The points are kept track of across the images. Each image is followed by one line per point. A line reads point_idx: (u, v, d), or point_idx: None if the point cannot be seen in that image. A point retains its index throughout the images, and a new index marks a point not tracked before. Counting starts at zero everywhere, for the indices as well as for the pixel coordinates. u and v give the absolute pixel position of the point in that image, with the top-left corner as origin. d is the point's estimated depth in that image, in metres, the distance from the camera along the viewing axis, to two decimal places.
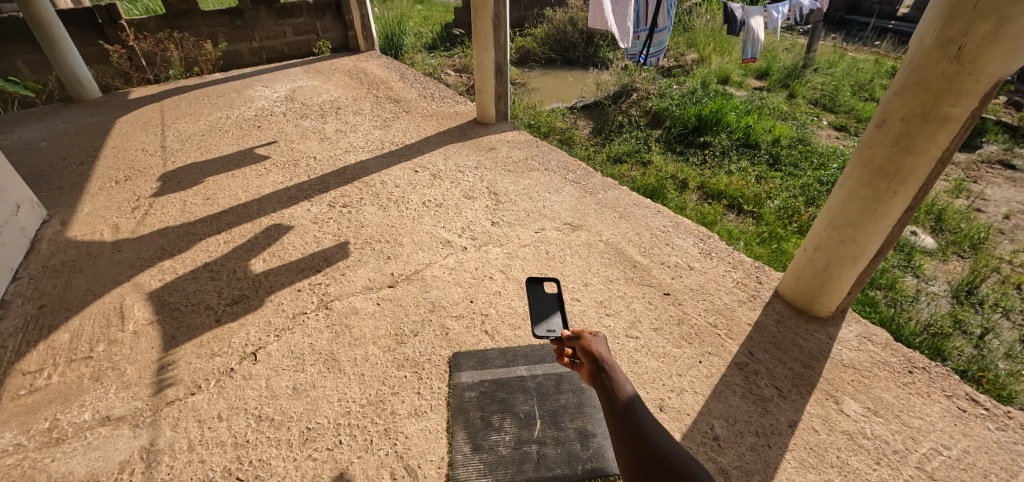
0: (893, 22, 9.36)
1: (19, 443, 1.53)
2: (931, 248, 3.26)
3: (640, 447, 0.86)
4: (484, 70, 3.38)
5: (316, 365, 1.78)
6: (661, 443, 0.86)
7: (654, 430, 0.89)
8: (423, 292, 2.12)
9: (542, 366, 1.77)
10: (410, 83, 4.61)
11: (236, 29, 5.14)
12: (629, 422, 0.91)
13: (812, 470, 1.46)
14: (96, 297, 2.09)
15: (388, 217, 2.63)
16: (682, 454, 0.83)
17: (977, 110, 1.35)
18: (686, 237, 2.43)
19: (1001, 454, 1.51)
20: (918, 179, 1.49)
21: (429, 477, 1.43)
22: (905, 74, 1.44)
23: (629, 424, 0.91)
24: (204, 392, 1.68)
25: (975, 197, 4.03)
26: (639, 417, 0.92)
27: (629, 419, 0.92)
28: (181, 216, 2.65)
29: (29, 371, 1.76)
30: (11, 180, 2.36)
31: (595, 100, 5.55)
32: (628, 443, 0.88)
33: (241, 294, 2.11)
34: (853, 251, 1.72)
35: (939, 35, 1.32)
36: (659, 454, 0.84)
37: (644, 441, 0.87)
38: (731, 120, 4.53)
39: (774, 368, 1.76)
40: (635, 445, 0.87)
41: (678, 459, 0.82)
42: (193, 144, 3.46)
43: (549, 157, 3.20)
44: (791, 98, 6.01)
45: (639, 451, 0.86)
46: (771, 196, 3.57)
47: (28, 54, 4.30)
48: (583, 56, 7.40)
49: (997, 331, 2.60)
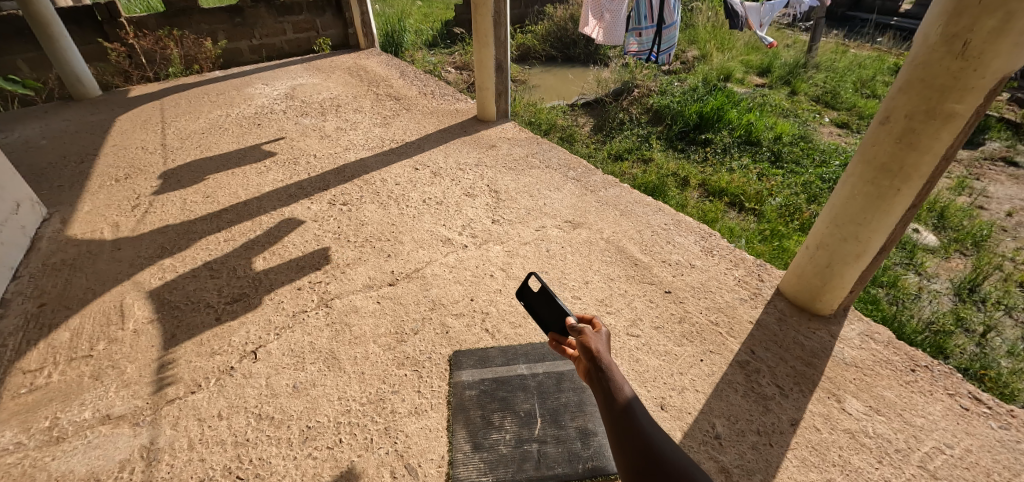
0: (896, 18, 9.30)
1: (20, 442, 1.53)
2: (933, 246, 3.25)
3: (641, 452, 0.87)
4: (484, 67, 3.37)
5: (316, 364, 1.78)
6: (662, 448, 0.87)
7: (655, 434, 0.89)
8: (423, 290, 2.11)
9: (542, 365, 1.77)
10: (410, 80, 4.60)
11: (236, 27, 5.13)
12: (629, 427, 0.91)
13: (814, 468, 1.46)
14: (97, 296, 2.09)
15: (388, 215, 2.62)
16: (683, 460, 0.83)
17: (983, 106, 1.33)
18: (687, 235, 2.42)
19: (1003, 452, 1.51)
20: (922, 176, 1.48)
21: (429, 476, 1.43)
22: (909, 70, 1.43)
23: (630, 429, 0.91)
24: (204, 390, 1.68)
25: (977, 194, 4.01)
26: (638, 421, 0.92)
27: (629, 424, 0.92)
28: (181, 215, 2.64)
29: (30, 369, 1.75)
30: (11, 178, 2.35)
31: (596, 97, 5.53)
32: (630, 449, 0.88)
33: (241, 292, 2.10)
34: (856, 249, 1.71)
35: (944, 30, 1.31)
36: (661, 461, 0.84)
37: (645, 447, 0.87)
38: (732, 117, 4.51)
39: (776, 367, 1.76)
40: (636, 451, 0.87)
41: (680, 465, 0.83)
42: (193, 142, 3.46)
43: (550, 155, 3.19)
44: (793, 94, 5.98)
45: (641, 457, 0.86)
46: (773, 193, 3.56)
47: (27, 52, 4.30)
48: (583, 54, 7.38)
49: (1000, 330, 2.59)
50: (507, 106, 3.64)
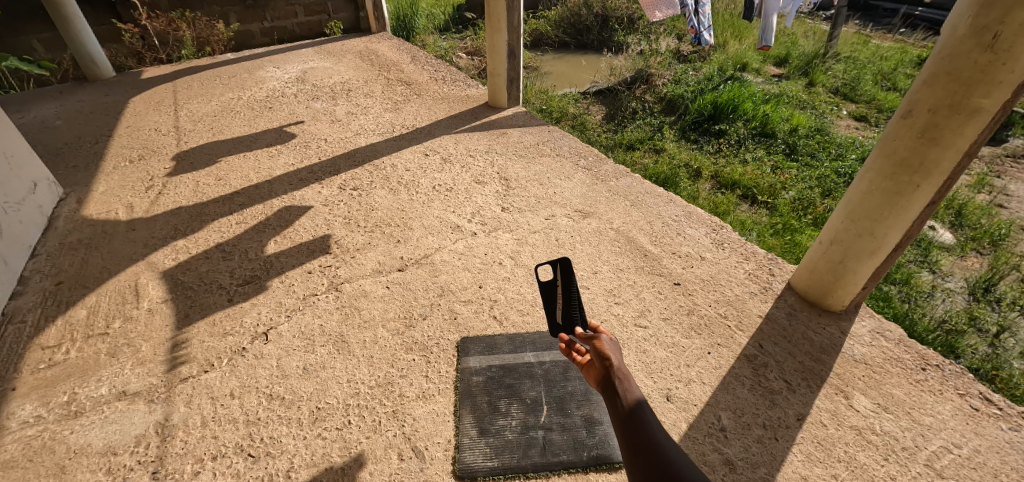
0: (922, 8, 8.95)
1: (40, 415, 1.57)
2: (949, 244, 3.19)
3: (641, 441, 0.93)
4: (496, 53, 3.32)
5: (326, 346, 1.80)
6: (662, 445, 0.91)
7: (659, 435, 0.94)
8: (432, 277, 2.12)
9: (549, 353, 1.77)
10: (422, 65, 4.57)
11: (247, 9, 5.13)
12: (635, 428, 0.95)
13: (818, 464, 1.46)
14: (112, 275, 2.13)
15: (398, 201, 2.63)
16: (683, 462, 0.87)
17: (1010, 103, 1.29)
18: (698, 228, 2.40)
19: (1012, 454, 1.49)
20: (942, 173, 1.45)
21: (435, 459, 1.45)
22: (934, 63, 1.39)
23: (638, 433, 0.95)
24: (217, 370, 1.71)
25: (998, 192, 3.92)
26: (645, 424, 0.96)
27: (639, 427, 0.96)
28: (194, 196, 2.67)
29: (48, 346, 1.80)
30: (28, 158, 2.38)
31: (608, 85, 5.45)
32: (633, 449, 0.93)
33: (252, 275, 2.13)
34: (871, 245, 1.68)
35: (973, 21, 1.27)
36: (660, 454, 0.89)
37: (650, 451, 0.90)
38: (748, 107, 4.42)
39: (784, 362, 1.75)
40: (643, 454, 0.90)
41: (674, 461, 0.88)
42: (205, 124, 3.48)
43: (561, 143, 3.16)
44: (810, 86, 5.86)
45: (640, 445, 0.92)
46: (786, 187, 3.51)
47: (42, 33, 4.33)
48: (597, 40, 7.28)
49: (1015, 330, 2.54)
50: (519, 93, 3.60)
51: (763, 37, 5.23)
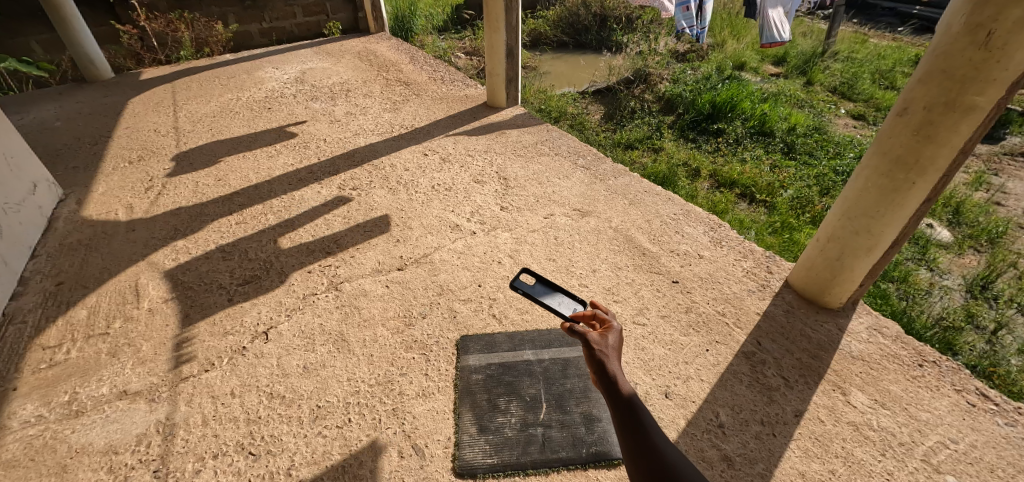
0: (920, 6, 8.95)
1: (41, 414, 1.58)
2: (947, 241, 3.20)
3: (638, 441, 0.93)
4: (495, 52, 3.32)
5: (326, 345, 1.81)
6: (660, 445, 0.91)
7: (658, 436, 0.93)
8: (431, 276, 2.13)
9: (549, 351, 1.78)
10: (421, 65, 4.57)
11: (245, 10, 5.13)
12: (635, 431, 0.94)
13: (816, 459, 1.47)
14: (112, 276, 2.13)
15: (397, 200, 2.64)
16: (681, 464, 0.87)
17: (1004, 101, 1.30)
18: (696, 226, 2.41)
19: (1009, 449, 1.50)
20: (937, 170, 1.46)
21: (435, 456, 1.46)
22: (930, 60, 1.40)
23: (638, 434, 0.94)
24: (218, 369, 1.72)
25: (996, 190, 3.93)
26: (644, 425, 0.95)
27: (638, 429, 0.95)
28: (193, 197, 2.68)
29: (49, 346, 1.80)
30: (27, 159, 2.39)
31: (607, 85, 5.46)
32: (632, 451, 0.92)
33: (252, 274, 2.13)
34: (868, 242, 1.69)
35: (968, 19, 1.28)
36: (658, 455, 0.89)
37: (650, 454, 0.90)
38: (746, 106, 4.44)
39: (781, 359, 1.76)
40: (643, 456, 0.90)
41: (674, 463, 0.88)
42: (204, 125, 3.48)
43: (560, 142, 3.17)
44: (809, 85, 5.88)
45: (638, 446, 0.92)
46: (784, 185, 3.52)
47: (40, 34, 4.34)
48: (596, 40, 7.29)
49: (1012, 327, 2.55)
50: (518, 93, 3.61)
51: (766, 35, 5.29)
